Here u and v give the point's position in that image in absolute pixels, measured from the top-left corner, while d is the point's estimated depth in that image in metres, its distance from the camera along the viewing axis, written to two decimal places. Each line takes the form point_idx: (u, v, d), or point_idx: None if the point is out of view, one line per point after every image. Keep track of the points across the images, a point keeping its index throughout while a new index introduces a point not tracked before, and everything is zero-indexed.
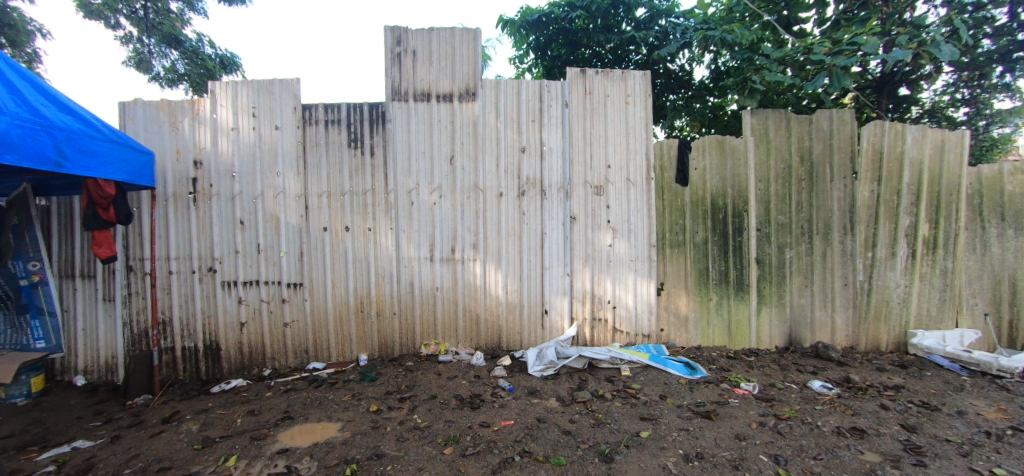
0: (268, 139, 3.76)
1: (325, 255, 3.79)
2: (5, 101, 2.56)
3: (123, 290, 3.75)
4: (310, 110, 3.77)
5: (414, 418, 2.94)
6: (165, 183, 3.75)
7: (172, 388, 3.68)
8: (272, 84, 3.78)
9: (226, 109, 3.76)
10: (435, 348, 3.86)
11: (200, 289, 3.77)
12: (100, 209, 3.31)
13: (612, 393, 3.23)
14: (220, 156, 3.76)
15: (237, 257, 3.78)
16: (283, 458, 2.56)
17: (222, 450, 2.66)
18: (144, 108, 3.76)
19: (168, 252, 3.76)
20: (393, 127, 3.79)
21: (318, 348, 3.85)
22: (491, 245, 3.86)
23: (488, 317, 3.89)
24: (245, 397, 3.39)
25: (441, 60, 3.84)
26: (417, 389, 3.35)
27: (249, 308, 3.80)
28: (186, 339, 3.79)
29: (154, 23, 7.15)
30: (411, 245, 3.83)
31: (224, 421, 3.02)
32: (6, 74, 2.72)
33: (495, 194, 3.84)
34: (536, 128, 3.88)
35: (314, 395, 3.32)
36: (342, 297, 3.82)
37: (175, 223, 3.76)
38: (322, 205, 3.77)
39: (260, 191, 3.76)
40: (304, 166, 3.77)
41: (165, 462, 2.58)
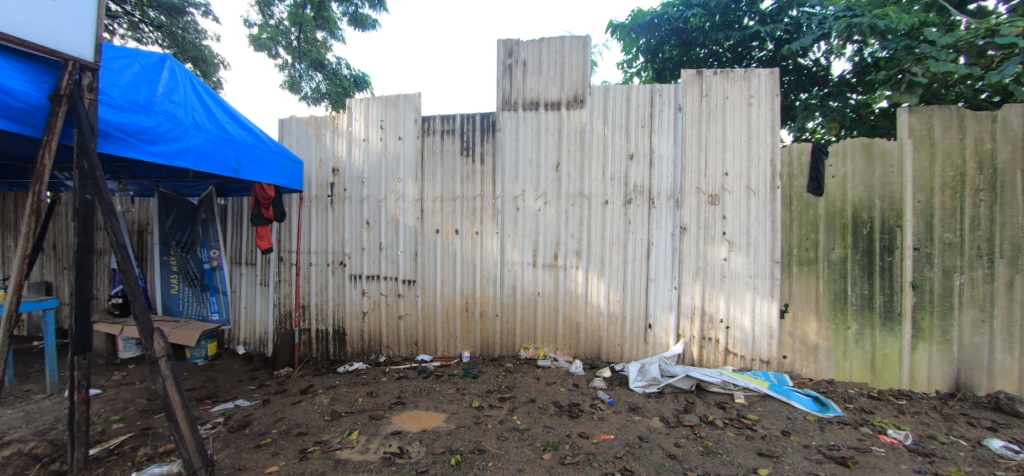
0: (392, 148, 4.17)
1: (437, 255, 4.07)
2: (204, 123, 3.20)
3: (275, 276, 4.43)
4: (429, 122, 4.10)
5: (512, 419, 3.00)
6: (311, 186, 4.37)
7: (308, 364, 4.25)
8: (398, 99, 4.18)
9: (359, 123, 4.26)
10: (533, 352, 3.90)
11: (332, 280, 4.31)
12: (263, 209, 3.96)
13: (724, 421, 2.95)
14: (354, 164, 4.26)
15: (363, 253, 4.24)
16: (395, 439, 2.79)
17: (347, 424, 3.00)
18: (298, 123, 4.43)
19: (310, 247, 4.36)
20: (502, 135, 3.95)
21: (427, 342, 4.13)
22: (594, 253, 3.80)
23: (588, 326, 3.84)
24: (364, 380, 3.78)
25: (551, 69, 3.90)
26: (516, 390, 3.41)
27: (370, 300, 4.23)
28: (319, 323, 4.35)
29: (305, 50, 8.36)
30: (516, 250, 3.93)
31: (348, 398, 3.40)
32: (205, 98, 3.38)
33: (600, 201, 3.78)
34: (646, 134, 3.74)
35: (422, 385, 3.57)
36: (450, 295, 4.06)
37: (317, 221, 4.35)
38: (435, 209, 4.07)
39: (384, 195, 4.18)
40: (421, 173, 4.11)
41: (303, 428, 2.97)
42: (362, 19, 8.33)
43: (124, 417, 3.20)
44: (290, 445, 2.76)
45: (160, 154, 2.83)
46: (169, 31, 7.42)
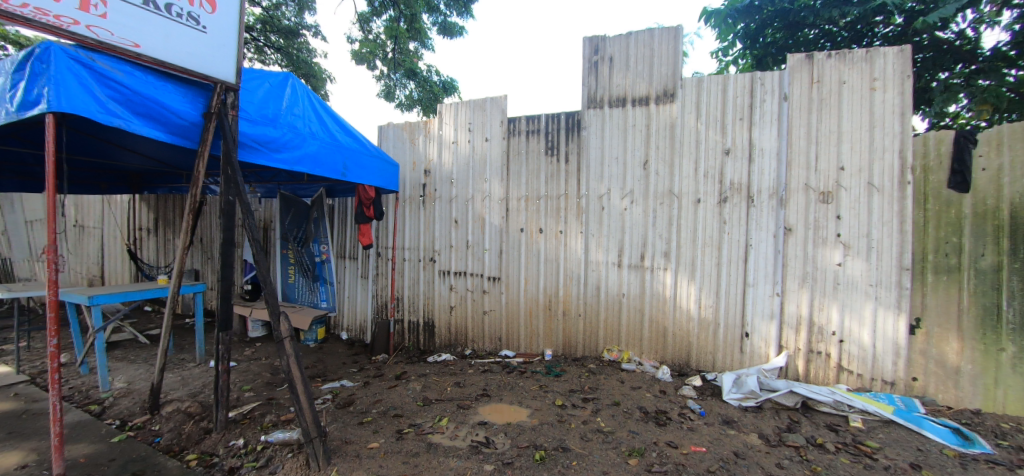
0: (479, 150, 4.34)
1: (521, 253, 4.16)
2: (318, 132, 3.58)
3: (374, 270, 4.85)
4: (514, 123, 4.20)
5: (596, 421, 2.97)
6: (405, 187, 4.71)
7: (401, 352, 4.61)
8: (485, 102, 4.33)
9: (449, 126, 4.49)
10: (617, 355, 3.83)
11: (423, 275, 4.60)
12: (365, 208, 4.37)
13: (837, 445, 2.64)
14: (444, 166, 4.50)
15: (452, 250, 4.47)
16: (482, 429, 2.92)
17: (438, 411, 3.19)
18: (394, 129, 4.80)
19: (404, 243, 4.70)
20: (588, 134, 3.91)
21: (510, 338, 4.25)
22: (684, 255, 3.62)
23: (676, 331, 3.67)
24: (452, 370, 3.99)
25: (639, 63, 3.78)
26: (600, 392, 3.38)
27: (457, 295, 4.45)
28: (411, 314, 4.68)
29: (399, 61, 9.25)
30: (600, 250, 3.88)
31: (438, 387, 3.62)
32: (319, 109, 3.76)
33: (691, 200, 3.59)
34: (745, 127, 3.47)
35: (507, 379, 3.68)
36: (533, 293, 4.13)
37: (410, 220, 4.68)
38: (520, 208, 4.16)
39: (472, 195, 4.36)
40: (507, 173, 4.22)
41: (399, 410, 3.23)
42: (450, 27, 8.75)
43: (254, 387, 3.72)
44: (388, 425, 3.01)
45: (284, 161, 3.22)
46: (287, 52, 8.44)
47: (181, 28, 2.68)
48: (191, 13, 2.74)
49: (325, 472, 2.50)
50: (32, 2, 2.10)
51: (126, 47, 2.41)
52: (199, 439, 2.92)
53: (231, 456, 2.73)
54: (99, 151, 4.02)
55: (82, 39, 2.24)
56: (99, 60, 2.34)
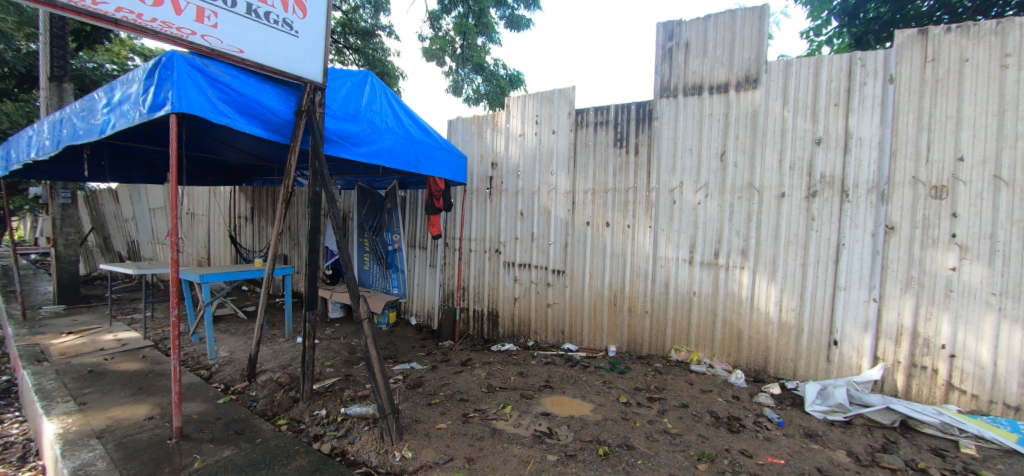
0: (546, 142, 4.33)
1: (587, 247, 4.11)
2: (393, 127, 3.74)
3: (442, 259, 5.06)
4: (582, 114, 4.14)
5: (663, 421, 2.88)
6: (473, 179, 4.84)
7: (466, 340, 4.78)
8: (553, 94, 4.31)
9: (517, 119, 4.54)
10: (685, 355, 3.69)
11: (488, 265, 4.72)
12: (435, 200, 4.61)
13: (943, 472, 2.33)
14: (511, 158, 4.57)
15: (517, 242, 4.52)
16: (545, 420, 2.95)
17: (502, 398, 3.28)
18: (464, 123, 4.96)
19: (470, 234, 4.85)
20: (660, 124, 3.77)
21: (573, 332, 4.24)
22: (764, 253, 3.39)
23: (752, 334, 3.46)
24: (515, 360, 4.07)
25: (718, 48, 3.57)
26: (667, 392, 3.27)
27: (522, 286, 4.51)
28: (476, 303, 4.82)
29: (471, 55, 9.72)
30: (670, 245, 3.74)
31: (502, 375, 3.71)
32: (395, 103, 3.91)
33: (774, 194, 3.34)
34: (840, 114, 3.15)
35: (570, 373, 3.69)
36: (598, 288, 4.08)
37: (477, 212, 4.81)
38: (586, 202, 4.11)
39: (537, 188, 4.38)
40: (574, 165, 4.18)
41: (465, 395, 3.35)
42: (517, 20, 8.77)
43: (334, 364, 4.04)
44: (454, 408, 3.14)
45: (363, 155, 3.42)
46: (364, 53, 9.01)
47: (277, 34, 2.93)
48: (286, 19, 2.98)
49: (396, 447, 2.66)
50: (160, 17, 2.41)
51: (233, 53, 2.69)
52: (288, 407, 3.23)
53: (315, 424, 2.99)
54: (208, 146, 4.55)
55: (198, 47, 2.54)
56: (210, 65, 2.63)
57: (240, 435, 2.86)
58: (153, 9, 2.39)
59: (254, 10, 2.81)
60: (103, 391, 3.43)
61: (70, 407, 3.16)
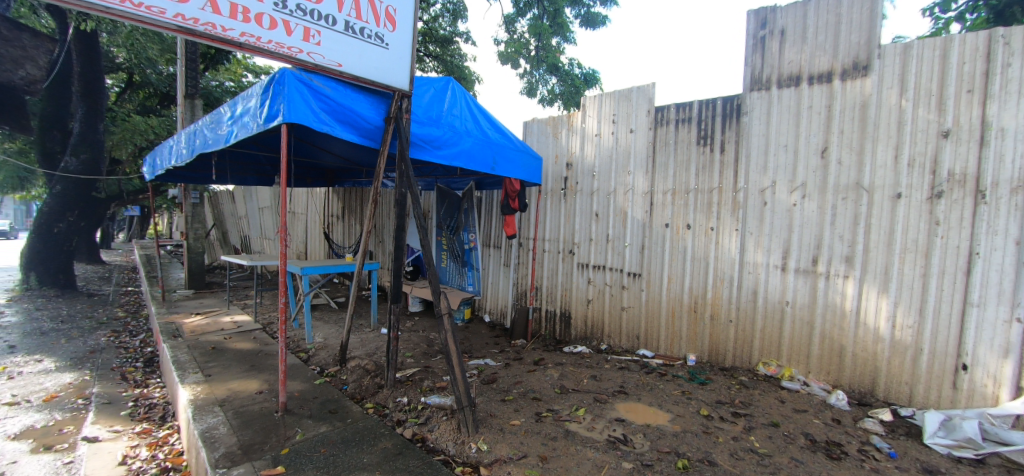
0: (623, 142, 4.24)
1: (665, 249, 3.96)
2: (472, 130, 3.85)
3: (516, 259, 5.15)
4: (662, 112, 3.99)
5: (749, 439, 2.69)
6: (548, 180, 4.88)
7: (538, 339, 4.83)
8: (631, 91, 4.20)
9: (593, 119, 4.49)
10: (776, 370, 3.44)
11: (562, 266, 4.72)
12: (511, 200, 4.73)
13: None
14: (586, 159, 4.53)
15: (591, 243, 4.48)
16: (620, 426, 2.89)
17: (575, 400, 3.27)
18: (539, 125, 5.01)
19: (544, 235, 4.90)
20: (750, 120, 3.53)
21: (649, 337, 4.10)
22: (874, 261, 3.02)
23: (857, 351, 3.11)
24: (589, 363, 4.03)
25: (819, 33, 3.25)
26: (754, 408, 3.04)
27: (595, 288, 4.45)
28: (548, 303, 4.86)
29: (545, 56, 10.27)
30: (760, 250, 3.49)
31: (575, 377, 3.69)
32: (476, 106, 3.99)
33: (887, 195, 2.96)
34: (975, 101, 2.70)
35: (645, 380, 3.58)
36: (677, 293, 3.92)
37: (551, 212, 4.84)
38: (666, 202, 3.95)
39: (614, 188, 4.30)
40: (653, 165, 4.04)
41: (538, 394, 3.38)
42: (594, 18, 8.65)
43: (414, 355, 4.28)
44: (527, 407, 3.17)
45: (444, 157, 3.58)
46: (442, 59, 9.55)
47: (371, 47, 3.16)
48: (378, 33, 3.21)
49: (473, 439, 2.76)
50: (275, 39, 2.71)
51: (332, 67, 2.95)
52: (374, 392, 3.48)
53: (398, 410, 3.20)
54: (308, 152, 5.05)
55: (304, 64, 2.82)
56: (315, 79, 2.91)
57: (333, 414, 3.14)
58: (269, 32, 2.70)
59: (351, 26, 3.05)
60: (223, 365, 3.95)
61: (199, 377, 3.67)
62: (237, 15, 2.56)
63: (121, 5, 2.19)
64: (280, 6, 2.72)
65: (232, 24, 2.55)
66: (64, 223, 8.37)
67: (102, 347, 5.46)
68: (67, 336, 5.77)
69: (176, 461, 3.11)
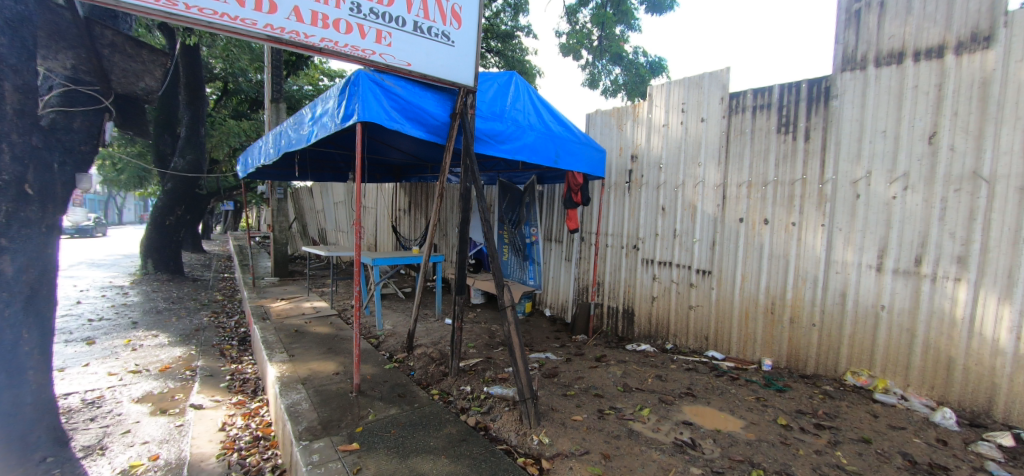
0: (693, 132, 4.03)
1: (739, 246, 3.72)
2: (536, 123, 3.83)
3: (577, 254, 5.11)
4: (738, 98, 3.74)
5: (834, 454, 2.46)
6: (611, 173, 4.77)
7: (599, 335, 4.77)
8: (703, 78, 3.98)
9: (660, 108, 4.31)
10: (867, 381, 3.11)
11: (626, 262, 4.61)
12: (573, 194, 4.68)
13: None
14: (652, 150, 4.36)
15: (657, 238, 4.32)
16: (687, 430, 2.76)
17: (639, 400, 3.18)
18: (603, 116, 4.90)
19: (607, 229, 4.80)
20: (840, 104, 3.20)
21: (719, 338, 3.89)
22: (993, 263, 2.62)
23: (969, 365, 2.73)
24: (653, 362, 3.91)
25: (929, 2, 2.87)
26: (841, 421, 2.78)
27: (661, 285, 4.29)
28: (610, 300, 4.77)
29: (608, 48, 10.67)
30: (850, 248, 3.17)
31: (639, 376, 3.60)
32: (538, 99, 3.96)
33: (1014, 186, 2.55)
34: None
35: (715, 383, 3.40)
36: (752, 293, 3.67)
37: (615, 206, 4.73)
38: (740, 196, 3.71)
39: (682, 181, 4.10)
40: (726, 156, 3.80)
41: (600, 390, 3.33)
42: (661, 2, 8.25)
43: (476, 346, 4.40)
44: (589, 403, 3.14)
45: (508, 151, 3.61)
46: (503, 55, 9.80)
47: (439, 45, 3.25)
48: (445, 31, 3.28)
49: (535, 431, 2.77)
50: (351, 43, 2.87)
51: (402, 66, 3.07)
52: (439, 379, 3.62)
53: (462, 398, 3.30)
54: (379, 149, 5.34)
55: (377, 65, 2.96)
56: (386, 79, 3.03)
57: (402, 397, 3.30)
58: (346, 36, 2.86)
59: (420, 26, 3.15)
60: (305, 347, 4.30)
61: (284, 357, 4.03)
62: (317, 21, 2.74)
63: (222, 19, 2.45)
64: (355, 11, 2.87)
65: (313, 31, 2.73)
66: (173, 216, 9.56)
67: (204, 325, 6.18)
68: (177, 315, 6.60)
69: (265, 430, 3.44)
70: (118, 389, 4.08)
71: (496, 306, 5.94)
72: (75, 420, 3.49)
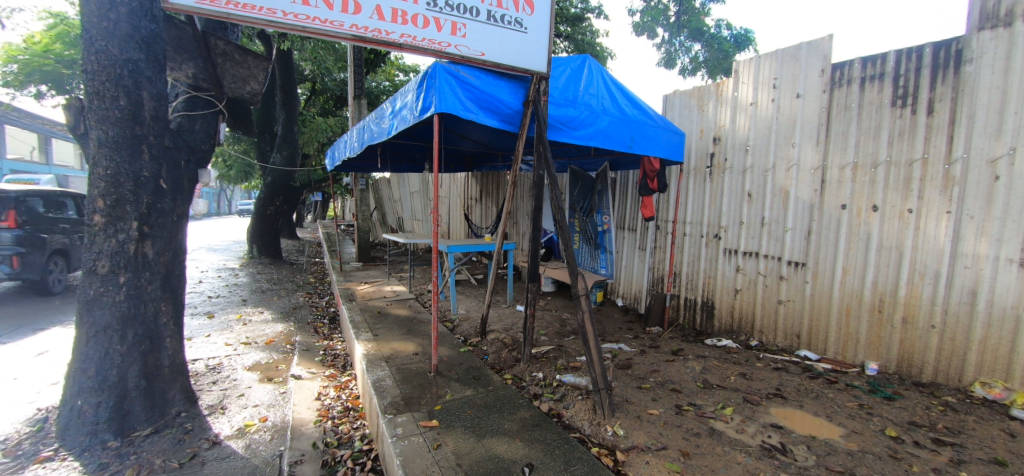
0: (787, 110, 3.66)
1: (840, 235, 3.34)
2: (610, 107, 3.70)
3: (652, 243, 4.92)
4: (842, 69, 3.32)
5: (958, 474, 2.15)
6: (691, 158, 4.50)
7: (675, 328, 4.58)
8: (800, 49, 3.59)
9: (748, 85, 3.97)
10: (1001, 394, 2.67)
11: (706, 252, 4.35)
12: (649, 180, 4.49)
13: None
14: (738, 131, 4.05)
15: (742, 227, 4.02)
16: (777, 433, 2.57)
17: (721, 398, 3.01)
18: (681, 97, 4.61)
19: (685, 217, 4.56)
20: (976, 70, 2.72)
21: (814, 337, 3.55)
22: None
23: None
24: (736, 359, 3.67)
25: None
26: (967, 438, 2.42)
27: (746, 277, 4.00)
28: (688, 291, 4.54)
29: (682, 23, 12.12)
30: (984, 239, 2.71)
31: (720, 373, 3.40)
32: (612, 83, 3.81)
33: None
34: None
35: (810, 385, 3.12)
36: (854, 288, 3.29)
37: (694, 193, 4.47)
38: (843, 179, 3.31)
39: (773, 164, 3.76)
40: (826, 134, 3.41)
41: (677, 385, 3.20)
42: None
43: (548, 333, 4.43)
44: (666, 397, 3.03)
45: (581, 138, 3.54)
46: (573, 39, 9.81)
47: (512, 33, 3.23)
48: (518, 18, 3.26)
49: (609, 422, 2.74)
50: (429, 36, 2.95)
51: (476, 56, 3.10)
52: (512, 364, 3.71)
53: (535, 384, 3.35)
54: (452, 140, 5.51)
55: (452, 56, 3.02)
56: (462, 70, 3.08)
57: (477, 380, 3.43)
58: (423, 30, 2.95)
59: (494, 15, 3.16)
60: (387, 328, 4.62)
61: (369, 336, 4.36)
62: (397, 18, 2.86)
63: (314, 23, 2.64)
64: (432, 5, 2.94)
65: (394, 28, 2.85)
66: (274, 207, 10.63)
67: (300, 304, 6.88)
68: (278, 295, 7.41)
69: (354, 402, 3.77)
70: (234, 358, 4.68)
71: (567, 294, 5.93)
72: (202, 382, 4.06)
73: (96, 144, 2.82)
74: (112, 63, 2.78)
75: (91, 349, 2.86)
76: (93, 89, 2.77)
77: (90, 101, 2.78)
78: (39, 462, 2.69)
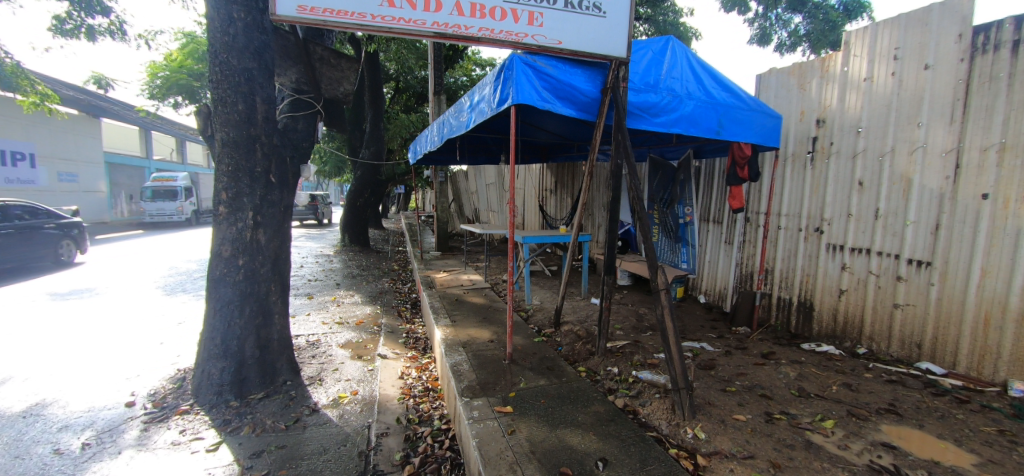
0: (912, 84, 3.17)
1: (978, 230, 2.83)
2: (695, 90, 3.46)
3: (741, 236, 4.58)
4: (988, 32, 2.78)
5: None
6: (788, 143, 4.09)
7: (766, 330, 4.23)
8: (930, 12, 3.08)
9: (861, 59, 3.50)
10: None
11: (805, 247, 3.95)
12: (738, 169, 4.17)
13: None
14: (847, 111, 3.59)
15: (850, 220, 3.58)
16: (889, 454, 2.27)
17: (820, 408, 2.73)
18: (779, 76, 4.20)
19: (781, 209, 4.18)
20: None
21: (940, 347, 3.07)
22: None
23: None
24: (839, 367, 3.30)
25: None
26: None
27: (853, 277, 3.56)
28: (783, 290, 4.17)
29: None
30: None
31: (820, 381, 3.08)
32: (698, 64, 3.57)
33: None
34: None
35: (933, 403, 2.71)
36: (997, 293, 2.77)
37: (792, 181, 4.07)
38: (985, 164, 2.79)
39: (892, 147, 3.29)
40: (963, 111, 2.89)
41: (767, 391, 2.96)
42: None
43: (623, 328, 4.32)
44: (755, 403, 2.81)
45: (662, 125, 3.37)
46: (653, 21, 9.39)
47: (590, 19, 3.15)
48: (596, 3, 3.16)
49: (689, 424, 2.62)
50: (506, 28, 2.98)
51: (553, 45, 3.08)
52: (586, 357, 3.68)
53: (609, 378, 3.30)
54: (527, 131, 5.56)
55: (529, 47, 3.03)
56: (538, 60, 3.06)
57: (550, 370, 3.45)
58: (501, 23, 2.98)
59: (571, 2, 3.10)
60: (464, 314, 4.83)
61: (447, 322, 4.58)
62: (475, 13, 2.92)
63: (399, 24, 2.78)
64: None
65: (472, 22, 2.91)
66: (362, 199, 11.51)
67: (386, 289, 7.43)
68: (366, 280, 8.06)
69: (433, 383, 3.99)
70: (330, 335, 5.19)
71: (644, 288, 5.73)
72: (304, 356, 4.56)
73: (220, 144, 3.26)
74: (233, 72, 3.18)
75: (218, 321, 3.34)
76: (219, 96, 3.19)
77: (216, 107, 3.21)
78: (179, 414, 3.21)
